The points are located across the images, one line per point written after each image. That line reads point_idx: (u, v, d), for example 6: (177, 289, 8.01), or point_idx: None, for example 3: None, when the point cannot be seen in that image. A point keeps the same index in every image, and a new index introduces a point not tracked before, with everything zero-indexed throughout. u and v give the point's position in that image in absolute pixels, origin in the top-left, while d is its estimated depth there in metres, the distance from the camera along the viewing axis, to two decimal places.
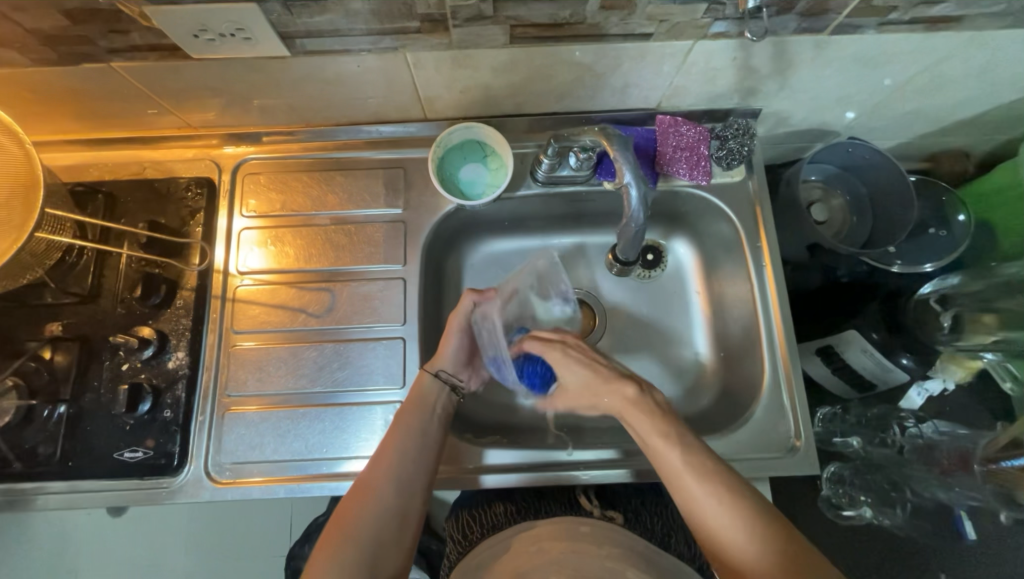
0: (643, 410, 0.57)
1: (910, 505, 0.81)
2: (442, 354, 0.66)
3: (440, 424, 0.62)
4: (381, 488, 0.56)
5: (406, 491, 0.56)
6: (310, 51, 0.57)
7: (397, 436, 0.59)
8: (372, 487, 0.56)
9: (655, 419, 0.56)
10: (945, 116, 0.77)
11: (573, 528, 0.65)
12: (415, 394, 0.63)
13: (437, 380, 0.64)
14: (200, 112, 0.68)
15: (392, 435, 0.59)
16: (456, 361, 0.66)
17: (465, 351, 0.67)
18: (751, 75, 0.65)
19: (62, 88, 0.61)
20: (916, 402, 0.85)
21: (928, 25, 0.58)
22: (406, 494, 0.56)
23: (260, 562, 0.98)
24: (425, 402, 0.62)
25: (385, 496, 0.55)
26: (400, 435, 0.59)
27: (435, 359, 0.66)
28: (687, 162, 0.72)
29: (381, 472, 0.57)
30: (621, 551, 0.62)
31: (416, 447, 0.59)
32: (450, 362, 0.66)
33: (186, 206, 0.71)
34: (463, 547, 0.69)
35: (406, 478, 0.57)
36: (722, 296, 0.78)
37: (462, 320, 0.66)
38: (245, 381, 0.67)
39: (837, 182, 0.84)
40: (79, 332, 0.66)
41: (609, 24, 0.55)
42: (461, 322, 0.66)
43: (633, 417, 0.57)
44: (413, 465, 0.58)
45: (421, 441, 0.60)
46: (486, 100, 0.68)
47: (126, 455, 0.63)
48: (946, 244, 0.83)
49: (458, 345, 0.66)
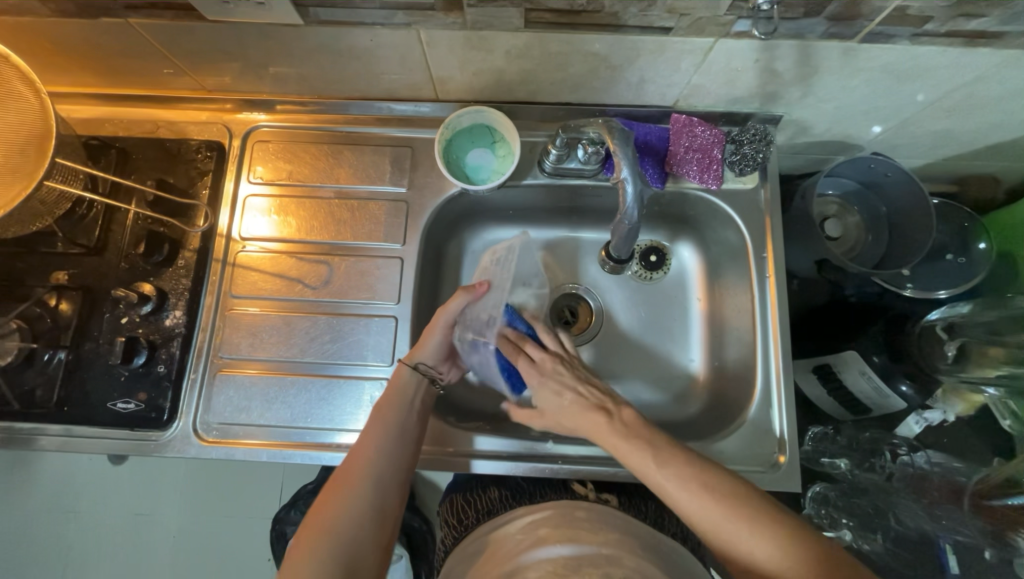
0: (617, 431, 0.58)
1: (892, 532, 0.76)
2: (421, 347, 0.66)
3: (417, 419, 0.63)
4: (361, 479, 0.57)
5: (384, 482, 0.57)
6: (323, 21, 0.57)
7: (376, 429, 0.60)
8: (351, 477, 0.57)
9: (630, 436, 0.57)
10: (977, 139, 0.73)
11: (568, 514, 0.61)
12: (392, 387, 0.64)
13: (415, 373, 0.65)
14: (215, 76, 0.68)
15: (370, 427, 0.60)
16: (435, 355, 0.67)
17: (447, 346, 0.68)
18: (773, 79, 0.63)
19: (81, 41, 0.62)
20: (913, 431, 0.83)
21: (966, 40, 0.55)
22: (384, 484, 0.57)
23: (247, 521, 1.01)
24: (404, 396, 0.63)
25: (364, 486, 0.56)
26: (378, 429, 0.60)
27: (414, 352, 0.66)
28: (699, 164, 0.70)
29: (361, 463, 0.58)
30: (619, 539, 0.57)
31: (394, 440, 0.60)
32: (430, 355, 0.67)
33: (195, 168, 0.72)
34: (457, 531, 0.70)
35: (385, 470, 0.58)
36: (723, 305, 0.76)
37: (448, 318, 0.67)
38: (238, 345, 0.69)
39: (856, 199, 0.81)
40: (83, 282, 0.68)
41: (628, 14, 0.53)
42: (446, 319, 0.67)
43: (608, 440, 0.58)
44: (390, 457, 0.59)
45: (400, 434, 0.61)
46: (499, 85, 0.67)
47: (119, 405, 0.65)
48: (964, 272, 0.80)
49: (439, 340, 0.67)
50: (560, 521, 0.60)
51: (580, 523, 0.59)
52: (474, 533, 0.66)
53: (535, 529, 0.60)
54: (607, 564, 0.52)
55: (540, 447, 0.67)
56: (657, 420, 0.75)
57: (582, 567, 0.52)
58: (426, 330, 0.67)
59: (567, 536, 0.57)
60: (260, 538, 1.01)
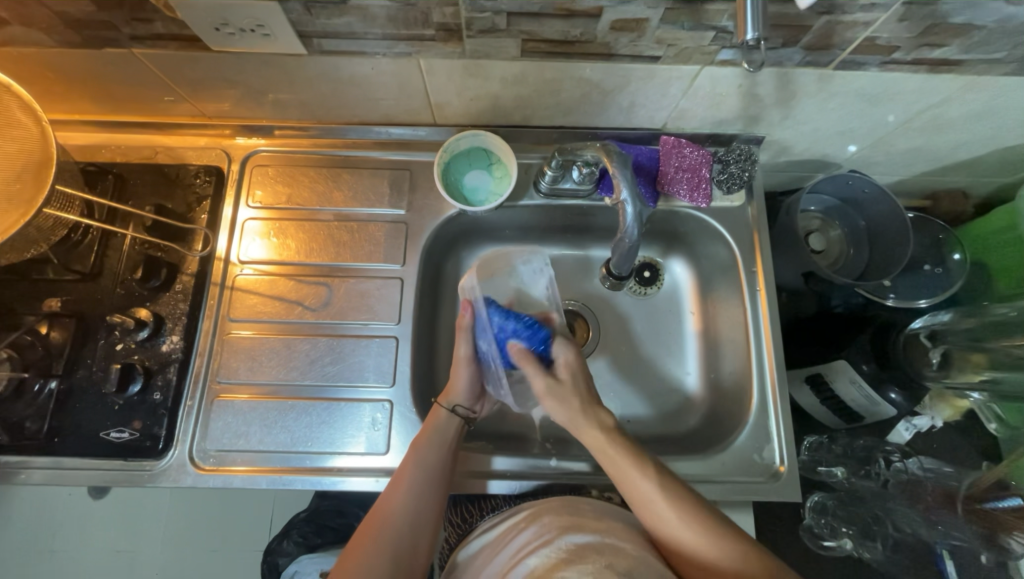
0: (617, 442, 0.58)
1: (891, 539, 0.80)
2: (453, 387, 0.67)
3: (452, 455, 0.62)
4: (394, 520, 0.57)
5: (417, 527, 0.57)
6: (325, 50, 0.58)
7: (413, 467, 0.59)
8: (385, 520, 0.57)
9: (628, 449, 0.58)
10: (945, 156, 0.78)
11: (573, 504, 0.60)
12: (428, 427, 0.63)
13: (453, 416, 0.65)
14: (215, 102, 0.69)
15: (403, 471, 0.59)
16: (468, 395, 0.68)
17: (475, 381, 0.68)
18: (755, 103, 0.66)
19: (82, 70, 0.63)
20: (904, 438, 0.84)
21: (931, 67, 0.59)
22: (417, 530, 0.57)
23: (238, 552, 0.97)
24: (442, 439, 0.62)
25: (398, 532, 0.56)
26: (413, 472, 0.59)
27: (449, 394, 0.67)
28: (689, 184, 0.73)
29: (393, 510, 0.57)
30: (622, 527, 0.58)
31: (428, 484, 0.59)
32: (463, 395, 0.67)
33: (194, 193, 0.72)
34: (462, 531, 0.71)
35: (418, 515, 0.58)
36: (716, 318, 0.78)
37: (466, 353, 0.67)
38: (237, 370, 0.68)
39: (836, 214, 0.85)
40: (77, 309, 0.67)
41: (619, 44, 0.56)
42: (465, 355, 0.68)
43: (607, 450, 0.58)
44: (424, 502, 0.58)
45: (432, 478, 0.60)
46: (495, 110, 0.70)
47: (112, 435, 0.63)
48: (942, 281, 0.83)
49: (466, 375, 0.67)
50: (564, 508, 0.59)
51: (584, 512, 0.59)
52: (478, 533, 0.65)
53: (537, 517, 0.59)
54: (609, 554, 0.52)
55: (543, 464, 0.67)
56: (658, 433, 0.76)
57: (586, 554, 0.52)
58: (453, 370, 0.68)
59: (571, 524, 0.57)
60: (253, 570, 0.97)
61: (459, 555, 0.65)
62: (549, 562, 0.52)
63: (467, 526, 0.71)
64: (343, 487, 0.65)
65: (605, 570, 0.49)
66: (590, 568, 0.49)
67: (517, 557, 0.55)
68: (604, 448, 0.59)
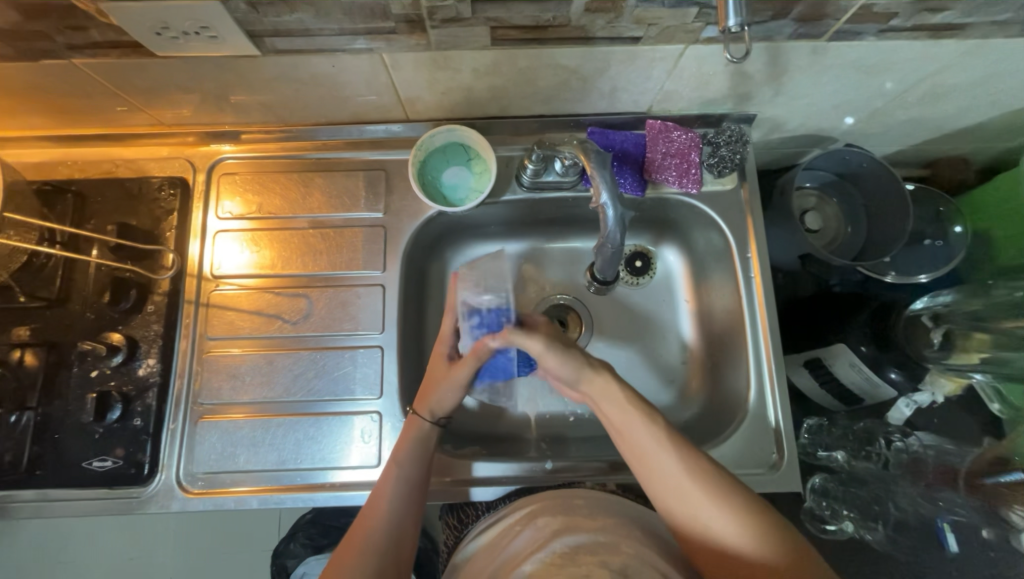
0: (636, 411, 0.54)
1: (893, 519, 0.80)
2: (436, 399, 0.61)
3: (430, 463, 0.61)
4: (376, 535, 0.55)
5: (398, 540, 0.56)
6: (280, 49, 0.54)
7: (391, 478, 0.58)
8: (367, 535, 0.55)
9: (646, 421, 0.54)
10: (945, 125, 0.74)
11: (566, 501, 0.59)
12: (405, 437, 0.61)
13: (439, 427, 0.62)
14: (172, 110, 0.65)
15: (382, 486, 0.58)
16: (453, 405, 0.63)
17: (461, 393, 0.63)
18: (745, 81, 0.62)
19: (23, 84, 0.58)
20: (904, 416, 0.79)
21: (931, 33, 0.55)
22: (397, 543, 0.56)
23: (247, 557, 0.97)
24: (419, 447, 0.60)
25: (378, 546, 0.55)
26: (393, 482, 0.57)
27: (427, 398, 0.62)
28: (678, 169, 0.70)
29: (372, 524, 0.56)
30: (616, 522, 0.56)
31: (408, 496, 0.57)
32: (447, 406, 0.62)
33: (159, 207, 0.69)
34: (460, 531, 0.69)
35: (401, 528, 0.56)
36: (711, 306, 0.76)
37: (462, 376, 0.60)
38: (220, 389, 0.66)
39: (833, 190, 0.81)
40: (47, 337, 0.64)
41: (596, 27, 0.52)
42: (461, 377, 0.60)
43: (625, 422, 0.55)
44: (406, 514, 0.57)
45: (410, 488, 0.58)
46: (469, 102, 0.66)
47: (95, 464, 0.62)
48: (942, 253, 0.81)
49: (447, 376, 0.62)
50: (559, 508, 0.58)
51: (577, 509, 0.58)
52: (472, 535, 0.63)
53: (532, 519, 0.58)
54: (604, 553, 0.52)
55: (539, 468, 0.66)
56: None
57: (578, 556, 0.51)
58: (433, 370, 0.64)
59: (566, 525, 0.55)
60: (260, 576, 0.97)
61: (455, 559, 0.63)
62: (542, 565, 0.51)
63: (464, 527, 0.69)
64: (337, 503, 0.64)
65: (599, 570, 0.50)
66: (583, 571, 0.50)
67: (513, 562, 0.54)
68: (630, 427, 0.54)
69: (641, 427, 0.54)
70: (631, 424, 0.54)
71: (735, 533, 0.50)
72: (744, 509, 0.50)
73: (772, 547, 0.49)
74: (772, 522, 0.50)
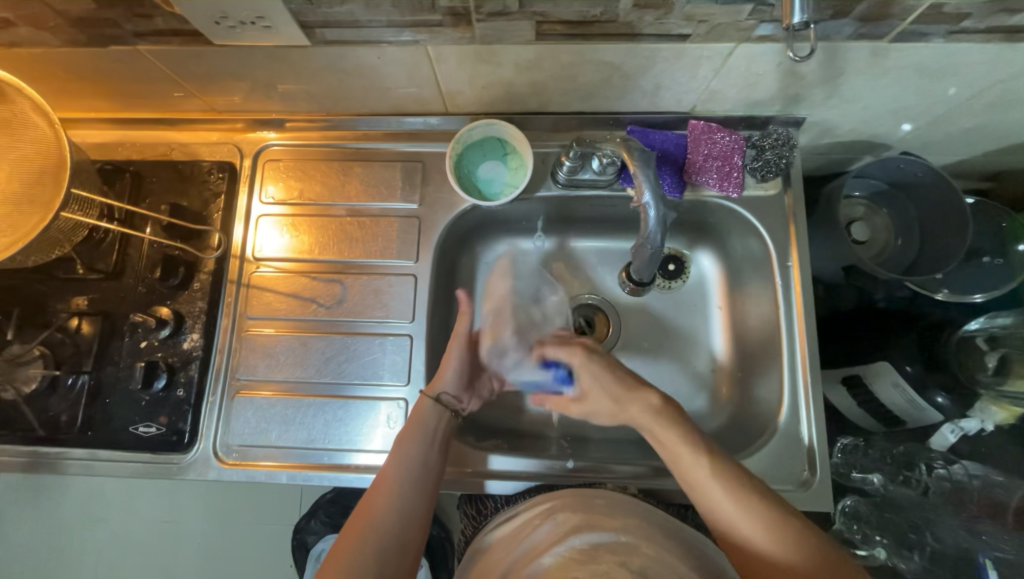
0: (665, 420, 0.57)
1: (930, 550, 0.73)
2: (443, 376, 0.64)
3: (439, 453, 0.61)
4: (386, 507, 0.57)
5: (407, 515, 0.57)
6: (329, 41, 0.56)
7: (408, 456, 0.59)
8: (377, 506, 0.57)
9: (675, 428, 0.56)
10: (1014, 135, 0.69)
11: (586, 499, 0.59)
12: (414, 421, 0.61)
13: (438, 405, 0.63)
14: (225, 97, 0.68)
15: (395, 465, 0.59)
16: (455, 383, 0.65)
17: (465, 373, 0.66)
18: (796, 82, 0.60)
19: (92, 69, 0.62)
20: (948, 442, 0.75)
21: (1007, 36, 0.52)
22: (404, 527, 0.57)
23: (270, 528, 1.02)
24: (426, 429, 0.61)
25: (386, 533, 0.56)
26: (403, 460, 0.59)
27: (435, 382, 0.64)
28: (719, 172, 0.68)
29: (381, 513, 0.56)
30: (637, 524, 0.55)
31: (416, 486, 0.58)
32: (451, 384, 0.65)
33: (208, 190, 0.72)
34: (477, 522, 0.70)
35: (408, 506, 0.57)
36: (746, 315, 0.74)
37: (462, 341, 0.66)
38: (256, 367, 0.69)
39: (884, 199, 0.77)
40: (103, 307, 0.69)
41: (644, 23, 0.51)
42: (461, 342, 0.66)
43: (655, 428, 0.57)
44: (410, 507, 0.57)
45: (422, 473, 0.59)
46: (509, 97, 0.66)
47: (141, 429, 0.66)
48: (1002, 274, 0.76)
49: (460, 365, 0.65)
50: (579, 507, 0.58)
51: (598, 508, 0.58)
52: (491, 527, 0.64)
53: (552, 514, 0.58)
54: (624, 553, 0.51)
55: (560, 466, 0.66)
56: None
57: (599, 554, 0.51)
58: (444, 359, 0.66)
59: (586, 522, 0.55)
60: (282, 549, 1.01)
61: (472, 549, 0.64)
62: (562, 560, 0.51)
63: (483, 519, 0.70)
64: (361, 485, 0.65)
65: (619, 569, 0.49)
66: (602, 568, 0.49)
67: (531, 554, 0.54)
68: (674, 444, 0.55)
69: (689, 454, 0.54)
70: (676, 443, 0.55)
71: (773, 544, 0.49)
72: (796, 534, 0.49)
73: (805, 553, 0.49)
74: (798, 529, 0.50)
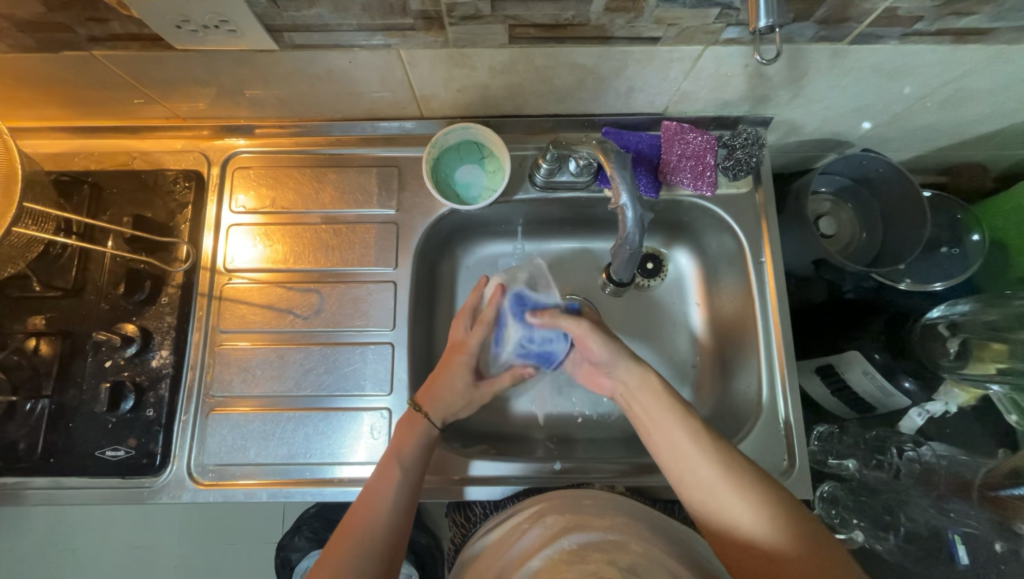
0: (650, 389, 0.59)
1: (904, 530, 0.77)
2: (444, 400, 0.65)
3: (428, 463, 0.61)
4: (373, 516, 0.55)
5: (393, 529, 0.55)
6: (298, 45, 0.55)
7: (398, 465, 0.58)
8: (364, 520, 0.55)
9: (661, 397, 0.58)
10: (964, 131, 0.73)
11: (575, 500, 0.59)
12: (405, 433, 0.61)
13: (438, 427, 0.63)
14: (188, 103, 0.65)
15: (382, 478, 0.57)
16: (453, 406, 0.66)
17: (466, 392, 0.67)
18: (763, 83, 0.62)
19: (43, 76, 0.59)
20: (916, 425, 0.81)
21: (956, 37, 0.55)
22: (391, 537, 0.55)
23: (252, 545, 0.98)
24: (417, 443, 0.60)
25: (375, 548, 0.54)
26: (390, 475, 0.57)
27: (434, 404, 0.64)
28: (692, 172, 0.69)
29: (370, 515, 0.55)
30: (625, 522, 0.56)
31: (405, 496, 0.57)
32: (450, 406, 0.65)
33: (174, 200, 0.69)
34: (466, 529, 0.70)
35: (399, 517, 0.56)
36: (722, 310, 0.76)
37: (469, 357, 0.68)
38: (231, 382, 0.66)
39: (849, 195, 0.80)
40: (63, 326, 0.65)
41: (615, 26, 0.52)
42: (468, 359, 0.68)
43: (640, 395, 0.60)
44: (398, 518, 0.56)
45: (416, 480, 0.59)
46: (485, 100, 0.66)
47: (108, 453, 0.62)
48: (959, 262, 0.80)
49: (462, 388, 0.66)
50: (567, 508, 0.58)
51: (586, 509, 0.58)
52: (479, 533, 0.63)
53: (540, 517, 0.58)
54: (612, 551, 0.52)
55: (547, 468, 0.66)
56: None
57: (587, 554, 0.51)
58: (447, 375, 0.66)
59: (574, 523, 0.55)
60: (266, 568, 0.98)
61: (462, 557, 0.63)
62: (550, 562, 0.51)
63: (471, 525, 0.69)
64: (344, 498, 0.64)
65: (607, 568, 0.49)
66: (592, 568, 0.49)
67: (521, 558, 0.54)
68: (665, 426, 0.57)
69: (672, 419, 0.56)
70: (666, 419, 0.57)
71: (750, 514, 0.51)
72: (771, 510, 0.51)
73: (778, 526, 0.50)
74: (783, 507, 0.51)
